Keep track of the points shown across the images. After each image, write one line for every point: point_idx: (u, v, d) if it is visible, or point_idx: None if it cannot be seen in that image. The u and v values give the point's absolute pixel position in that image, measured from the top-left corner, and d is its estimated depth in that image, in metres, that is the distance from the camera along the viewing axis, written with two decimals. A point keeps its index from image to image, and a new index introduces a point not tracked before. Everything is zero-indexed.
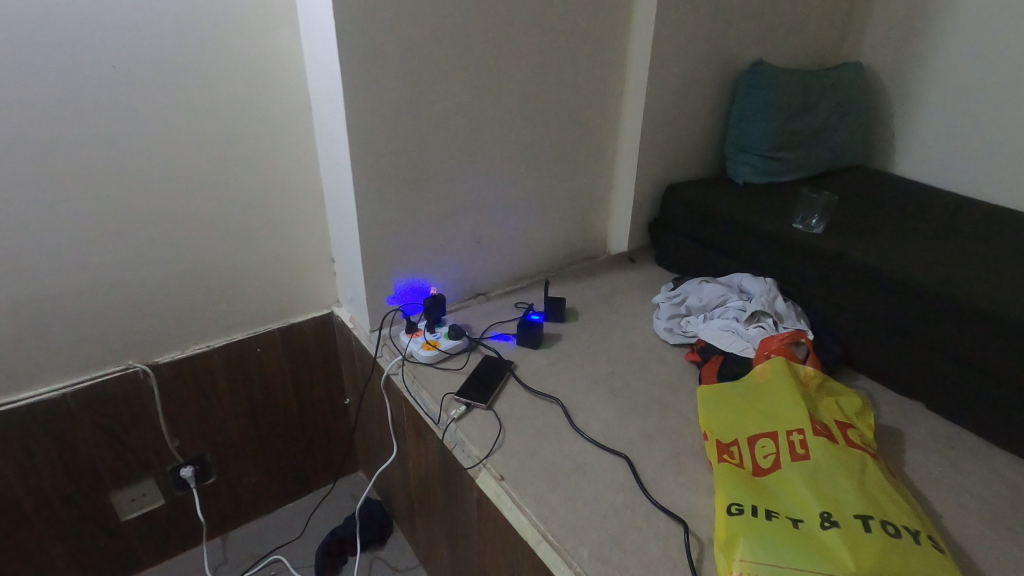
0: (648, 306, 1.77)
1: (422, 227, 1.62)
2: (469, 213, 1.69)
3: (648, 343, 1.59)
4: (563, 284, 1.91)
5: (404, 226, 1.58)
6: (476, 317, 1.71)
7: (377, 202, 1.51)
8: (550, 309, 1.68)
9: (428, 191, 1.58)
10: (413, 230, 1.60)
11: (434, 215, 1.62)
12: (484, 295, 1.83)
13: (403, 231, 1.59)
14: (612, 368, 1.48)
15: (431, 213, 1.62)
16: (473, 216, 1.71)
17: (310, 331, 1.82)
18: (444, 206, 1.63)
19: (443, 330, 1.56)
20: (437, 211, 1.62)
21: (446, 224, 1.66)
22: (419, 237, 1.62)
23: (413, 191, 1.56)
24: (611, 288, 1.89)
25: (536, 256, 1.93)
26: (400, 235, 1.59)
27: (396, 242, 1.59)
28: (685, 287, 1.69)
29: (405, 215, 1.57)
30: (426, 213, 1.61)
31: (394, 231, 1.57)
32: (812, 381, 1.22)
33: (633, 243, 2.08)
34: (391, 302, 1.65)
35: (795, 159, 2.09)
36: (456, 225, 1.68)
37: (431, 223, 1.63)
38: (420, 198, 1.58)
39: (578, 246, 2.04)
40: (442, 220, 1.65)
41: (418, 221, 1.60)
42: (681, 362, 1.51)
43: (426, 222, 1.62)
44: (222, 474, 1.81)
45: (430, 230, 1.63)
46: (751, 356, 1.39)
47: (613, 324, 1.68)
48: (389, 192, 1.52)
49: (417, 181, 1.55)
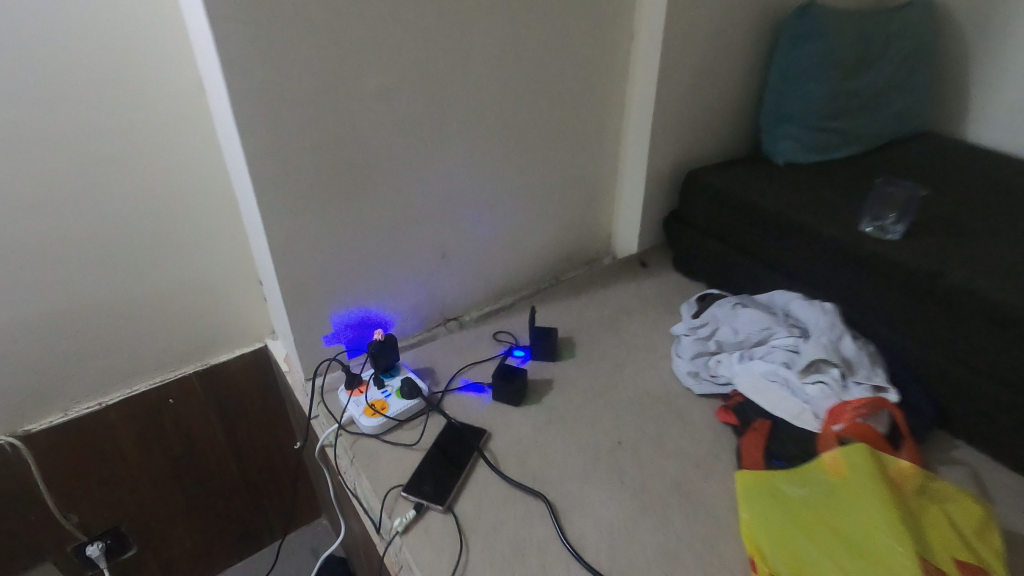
0: (666, 332, 1.38)
1: (365, 246, 1.22)
2: (430, 222, 1.29)
3: (666, 392, 1.21)
4: (557, 300, 1.52)
5: (340, 247, 1.18)
6: (443, 357, 1.33)
7: (296, 218, 1.10)
8: (538, 345, 1.30)
9: (371, 197, 1.17)
10: (353, 251, 1.20)
11: (380, 230, 1.22)
12: (456, 320, 1.45)
13: (339, 252, 1.19)
14: (619, 436, 1.10)
15: (376, 227, 1.21)
16: (436, 226, 1.30)
17: (237, 371, 1.45)
18: (393, 215, 1.22)
19: (395, 383, 1.18)
20: (385, 224, 1.22)
21: (398, 240, 1.26)
22: (362, 257, 1.22)
23: (349, 200, 1.15)
24: (617, 305, 1.50)
25: (522, 265, 1.53)
26: (336, 258, 1.19)
27: (331, 268, 1.19)
28: (713, 310, 1.29)
29: (340, 233, 1.17)
30: (369, 227, 1.20)
31: (325, 254, 1.17)
32: (913, 487, 0.85)
33: (644, 242, 1.67)
34: (330, 343, 1.27)
35: (852, 130, 1.64)
36: (414, 239, 1.28)
37: (377, 239, 1.23)
38: (359, 208, 1.17)
39: (576, 248, 1.64)
40: (393, 235, 1.24)
41: (359, 238, 1.20)
42: (711, 423, 1.13)
43: (372, 239, 1.22)
44: (145, 544, 1.50)
45: (377, 247, 1.23)
46: (810, 427, 1.00)
47: (621, 362, 1.30)
48: (312, 204, 1.11)
49: (352, 186, 1.14)
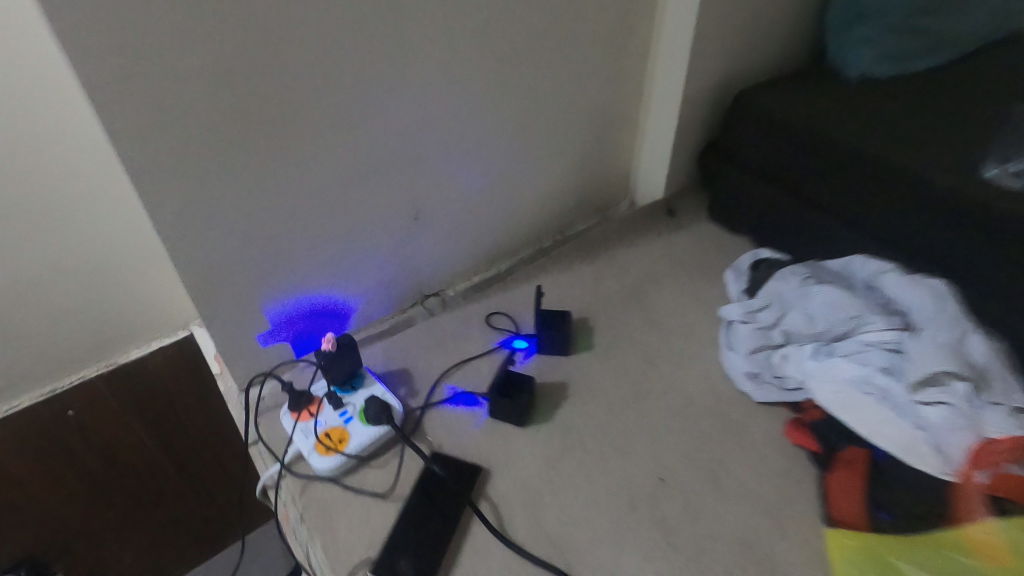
0: (707, 310, 1.08)
1: (303, 214, 0.86)
2: (395, 174, 0.92)
3: (715, 399, 0.92)
4: (565, 265, 1.19)
5: (266, 218, 0.83)
6: (422, 352, 1.01)
7: (192, 181, 0.73)
8: (546, 335, 0.99)
9: (303, 144, 0.80)
10: (286, 220, 0.85)
11: (324, 192, 0.86)
12: (437, 296, 1.13)
13: (263, 225, 0.83)
14: (660, 471, 0.83)
15: (316, 187, 0.85)
16: (403, 179, 0.94)
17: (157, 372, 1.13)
18: (340, 169, 0.86)
19: (359, 401, 0.87)
20: (329, 181, 0.86)
21: (350, 202, 0.90)
22: (300, 230, 0.87)
23: (271, 149, 0.77)
24: (642, 271, 1.18)
25: (518, 221, 1.18)
26: (261, 234, 0.83)
27: (254, 247, 0.84)
28: (775, 287, 0.98)
29: (263, 198, 0.81)
30: (305, 187, 0.84)
31: (243, 229, 0.81)
32: None
33: (673, 183, 1.32)
34: (267, 342, 0.94)
35: (951, 30, 1.23)
36: (373, 199, 0.92)
37: (319, 204, 0.87)
38: (288, 161, 0.80)
39: (586, 194, 1.28)
40: (343, 196, 0.89)
41: (293, 204, 0.84)
42: (779, 446, 0.85)
43: (313, 203, 0.86)
44: (76, 566, 1.25)
45: (320, 215, 0.88)
46: (932, 468, 0.75)
47: (653, 353, 1.00)
48: (214, 158, 0.73)
49: (273, 129, 0.76)
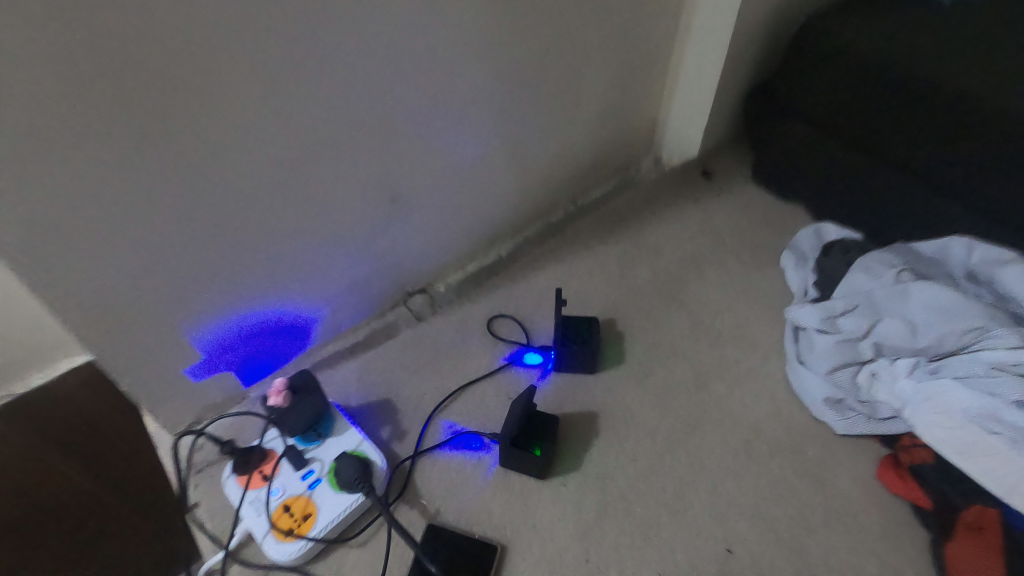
0: (763, 306, 0.86)
1: (233, 212, 0.61)
2: (361, 148, 0.66)
3: (786, 432, 0.72)
4: (583, 248, 0.95)
5: (176, 223, 0.57)
6: (408, 374, 0.79)
7: (44, 185, 0.47)
8: (568, 352, 0.77)
9: (216, 114, 0.53)
10: (206, 222, 0.59)
11: (260, 179, 0.60)
12: (423, 293, 0.89)
13: (176, 233, 0.58)
14: (729, 539, 0.64)
15: (247, 174, 0.59)
16: (372, 154, 0.68)
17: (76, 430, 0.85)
18: (281, 147, 0.59)
19: (328, 458, 0.66)
20: (266, 165, 0.60)
21: (300, 190, 0.64)
22: (231, 233, 0.62)
23: (167, 127, 0.51)
24: (679, 253, 0.95)
25: (523, 194, 0.93)
26: (173, 245, 0.58)
27: (164, 264, 0.59)
28: (860, 283, 0.77)
29: (170, 197, 0.55)
30: (234, 177, 0.58)
31: (145, 243, 0.56)
32: None
33: (710, 136, 1.06)
34: (200, 376, 0.71)
35: None
36: (331, 184, 0.67)
37: (254, 197, 0.61)
38: (198, 142, 0.53)
39: (605, 155, 1.02)
40: (289, 183, 0.63)
41: (218, 200, 0.59)
42: (873, 496, 0.67)
43: (246, 196, 0.60)
44: None
45: (256, 211, 0.63)
46: None
47: (703, 368, 0.79)
48: (79, 148, 0.47)
49: (164, 98, 0.49)
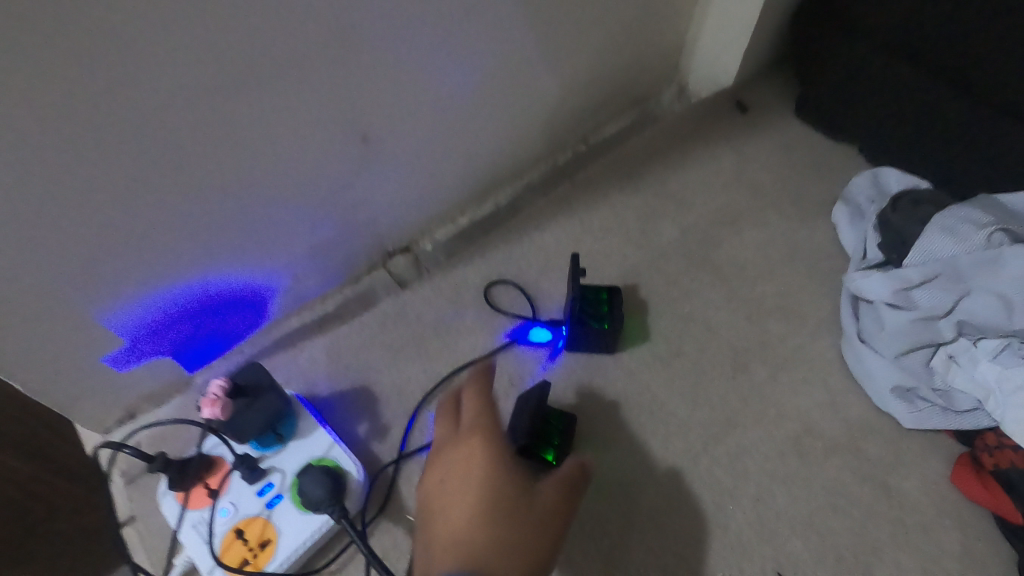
0: (811, 270, 0.73)
1: (133, 159, 0.45)
2: (309, 72, 0.49)
3: (843, 425, 0.61)
4: (597, 198, 0.79)
5: (53, 175, 0.42)
6: (387, 356, 0.67)
7: None
8: (582, 332, 0.63)
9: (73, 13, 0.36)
10: (100, 173, 0.44)
11: (166, 113, 0.44)
12: (407, 251, 0.73)
13: (53, 189, 0.43)
14: (777, 559, 0.55)
15: (147, 107, 0.43)
16: (325, 79, 0.51)
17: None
18: (187, 68, 0.42)
19: (291, 468, 0.53)
20: (169, 92, 0.43)
21: (227, 129, 0.48)
22: (138, 189, 0.47)
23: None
24: (712, 205, 0.79)
25: (525, 132, 0.75)
26: (52, 205, 0.43)
27: (44, 231, 0.44)
28: (939, 246, 0.62)
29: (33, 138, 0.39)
30: (125, 110, 0.42)
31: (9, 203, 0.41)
32: None
33: (752, 60, 0.87)
34: (126, 364, 0.57)
35: None
36: (271, 120, 0.50)
37: (161, 138, 0.45)
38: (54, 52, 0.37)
39: (625, 83, 0.84)
40: (209, 120, 0.46)
41: (109, 142, 0.43)
42: (946, 506, 0.57)
43: (150, 137, 0.44)
44: None
45: (167, 156, 0.46)
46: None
47: (744, 347, 0.67)
48: None
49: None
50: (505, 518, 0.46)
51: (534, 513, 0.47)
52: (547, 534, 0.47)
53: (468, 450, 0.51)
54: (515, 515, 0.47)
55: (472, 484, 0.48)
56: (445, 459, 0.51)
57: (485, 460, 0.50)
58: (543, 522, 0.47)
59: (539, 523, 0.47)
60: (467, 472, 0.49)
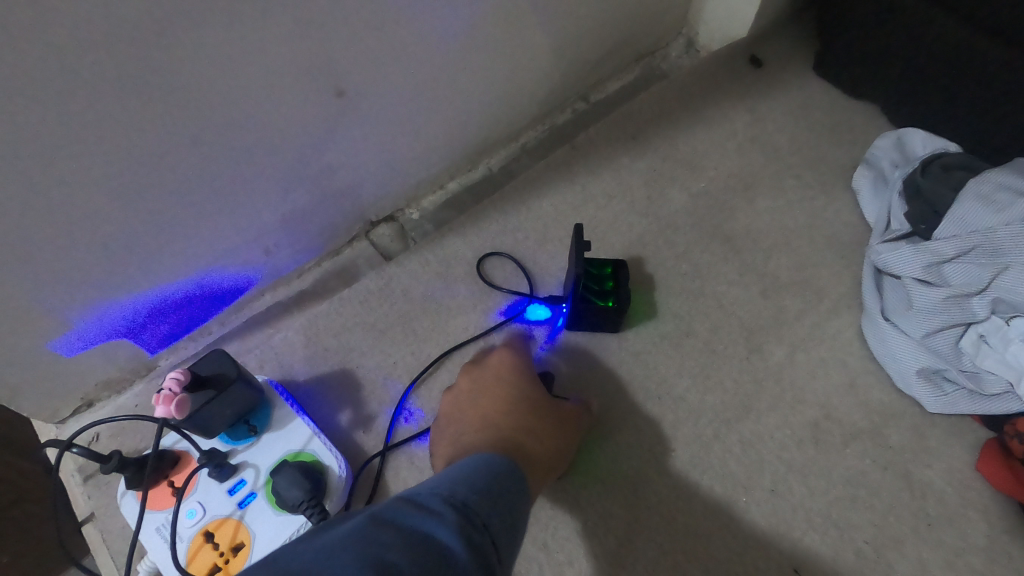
0: (830, 242, 0.67)
1: (56, 122, 0.37)
2: (268, 13, 0.41)
3: (863, 410, 0.57)
4: (600, 161, 0.72)
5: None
6: (372, 337, 0.61)
7: None
8: (583, 312, 0.57)
9: None
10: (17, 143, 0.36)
11: (92, 65, 0.36)
12: (393, 219, 0.68)
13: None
14: (794, 555, 0.51)
15: (66, 57, 0.35)
16: (287, 22, 0.43)
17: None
18: (111, 6, 0.34)
19: (266, 464, 0.48)
20: (92, 38, 0.35)
21: (172, 83, 0.40)
22: (69, 158, 0.39)
23: None
24: (724, 169, 0.73)
25: (521, 86, 0.68)
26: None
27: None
28: (973, 218, 0.57)
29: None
30: (36, 63, 0.34)
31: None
32: None
33: (769, 7, 0.79)
34: (75, 348, 0.51)
35: None
36: (224, 73, 0.42)
37: (88, 94, 0.37)
38: None
39: (630, 33, 0.76)
40: (149, 73, 0.39)
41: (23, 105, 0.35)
42: (971, 496, 0.53)
43: (73, 96, 0.37)
44: None
45: (99, 117, 0.39)
46: None
47: (758, 325, 0.62)
48: None
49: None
50: (532, 412, 0.49)
51: (555, 419, 0.50)
52: (564, 437, 0.50)
53: (499, 361, 0.53)
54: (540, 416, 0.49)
55: (504, 382, 0.51)
56: (477, 368, 0.53)
57: (514, 371, 0.52)
58: (565, 428, 0.51)
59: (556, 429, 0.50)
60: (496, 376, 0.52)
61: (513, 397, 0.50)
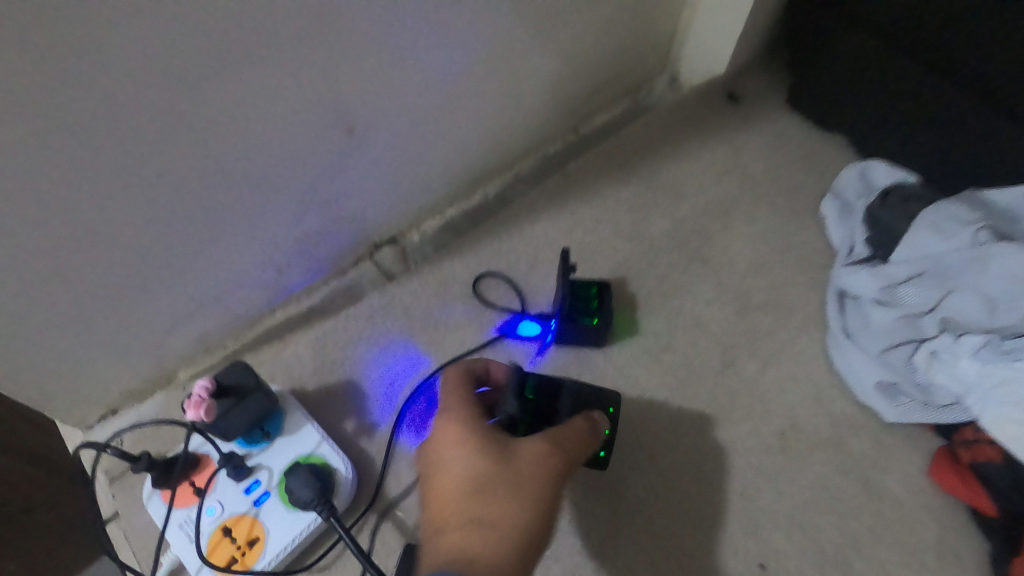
0: (800, 264, 0.73)
1: (111, 160, 0.43)
2: (289, 68, 0.48)
3: (827, 420, 0.62)
4: (588, 189, 0.78)
5: (11, 168, 0.39)
6: (376, 351, 0.66)
7: None
8: (571, 329, 0.63)
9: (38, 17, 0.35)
10: (77, 180, 0.43)
11: (143, 114, 0.42)
12: (393, 244, 0.73)
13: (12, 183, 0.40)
14: (761, 552, 0.56)
15: (125, 109, 0.41)
16: (306, 74, 0.49)
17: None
18: (163, 69, 0.41)
19: (279, 466, 0.53)
20: (145, 94, 0.41)
21: (205, 124, 0.46)
22: (118, 190, 0.45)
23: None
24: (702, 197, 0.79)
25: (514, 119, 0.74)
26: (13, 198, 0.41)
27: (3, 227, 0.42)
28: (928, 243, 0.62)
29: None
30: (98, 114, 0.41)
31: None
32: None
33: (744, 50, 0.86)
34: (107, 359, 0.56)
35: None
36: (251, 117, 0.48)
37: (136, 135, 0.43)
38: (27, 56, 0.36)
39: (617, 73, 0.82)
40: (188, 118, 0.45)
41: (85, 147, 0.41)
42: (924, 499, 0.58)
43: (126, 139, 0.43)
44: None
45: (146, 156, 0.45)
46: None
47: (732, 341, 0.67)
48: None
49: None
50: (485, 486, 0.43)
51: (523, 475, 0.44)
52: (536, 494, 0.43)
53: (449, 424, 0.47)
54: (499, 488, 0.43)
55: (455, 455, 0.45)
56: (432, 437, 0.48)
57: (462, 434, 0.46)
58: (536, 479, 0.44)
59: (527, 487, 0.43)
60: (447, 445, 0.46)
61: (464, 472, 0.44)
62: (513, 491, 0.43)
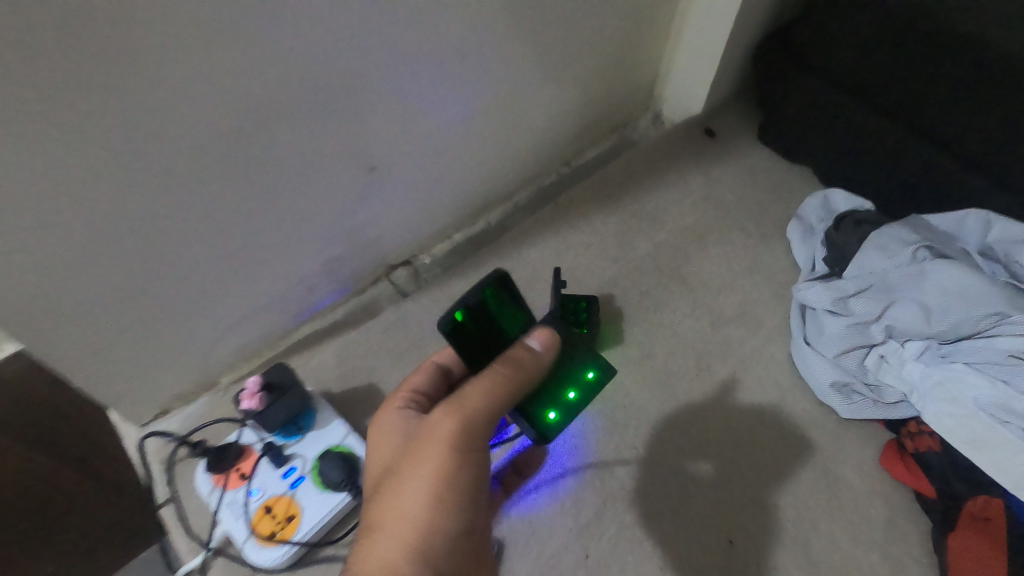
0: (767, 282, 0.82)
1: (196, 207, 0.53)
2: (336, 130, 0.58)
3: (790, 418, 0.71)
4: (578, 217, 0.88)
5: (122, 216, 0.49)
6: (391, 360, 0.76)
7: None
8: None
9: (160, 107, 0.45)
10: (167, 222, 0.53)
11: (225, 171, 0.53)
12: (406, 266, 0.83)
13: (118, 226, 0.50)
14: (731, 531, 0.64)
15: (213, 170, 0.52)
16: (349, 133, 0.60)
17: (36, 420, 0.74)
18: (245, 138, 0.52)
19: (311, 454, 0.62)
20: (228, 156, 0.52)
21: (270, 176, 0.56)
22: (197, 230, 0.55)
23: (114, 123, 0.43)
24: (680, 223, 0.89)
25: (515, 158, 0.84)
26: (117, 237, 0.50)
27: (107, 260, 0.51)
28: (875, 262, 0.72)
29: (107, 185, 0.46)
30: (193, 174, 0.51)
31: (81, 241, 0.48)
32: None
33: (718, 94, 0.97)
34: (167, 366, 0.66)
35: None
36: (303, 169, 0.59)
37: (219, 188, 0.54)
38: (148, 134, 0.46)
39: (605, 115, 0.93)
40: (256, 172, 0.55)
41: (178, 198, 0.52)
42: (876, 486, 0.66)
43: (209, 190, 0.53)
44: None
45: (222, 203, 0.55)
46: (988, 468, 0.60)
47: (707, 350, 0.76)
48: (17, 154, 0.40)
49: (82, 63, 0.39)
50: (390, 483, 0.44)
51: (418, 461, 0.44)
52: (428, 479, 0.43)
53: (380, 428, 0.50)
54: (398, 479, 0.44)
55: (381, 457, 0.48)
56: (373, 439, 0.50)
57: (386, 437, 0.48)
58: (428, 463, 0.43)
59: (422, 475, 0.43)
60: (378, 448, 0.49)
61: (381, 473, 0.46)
62: (406, 476, 0.44)
